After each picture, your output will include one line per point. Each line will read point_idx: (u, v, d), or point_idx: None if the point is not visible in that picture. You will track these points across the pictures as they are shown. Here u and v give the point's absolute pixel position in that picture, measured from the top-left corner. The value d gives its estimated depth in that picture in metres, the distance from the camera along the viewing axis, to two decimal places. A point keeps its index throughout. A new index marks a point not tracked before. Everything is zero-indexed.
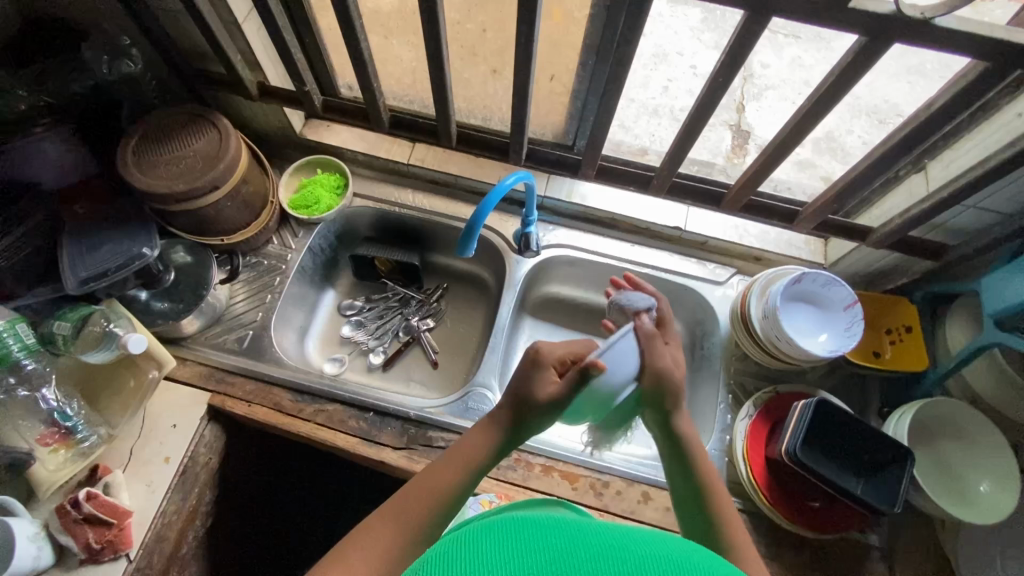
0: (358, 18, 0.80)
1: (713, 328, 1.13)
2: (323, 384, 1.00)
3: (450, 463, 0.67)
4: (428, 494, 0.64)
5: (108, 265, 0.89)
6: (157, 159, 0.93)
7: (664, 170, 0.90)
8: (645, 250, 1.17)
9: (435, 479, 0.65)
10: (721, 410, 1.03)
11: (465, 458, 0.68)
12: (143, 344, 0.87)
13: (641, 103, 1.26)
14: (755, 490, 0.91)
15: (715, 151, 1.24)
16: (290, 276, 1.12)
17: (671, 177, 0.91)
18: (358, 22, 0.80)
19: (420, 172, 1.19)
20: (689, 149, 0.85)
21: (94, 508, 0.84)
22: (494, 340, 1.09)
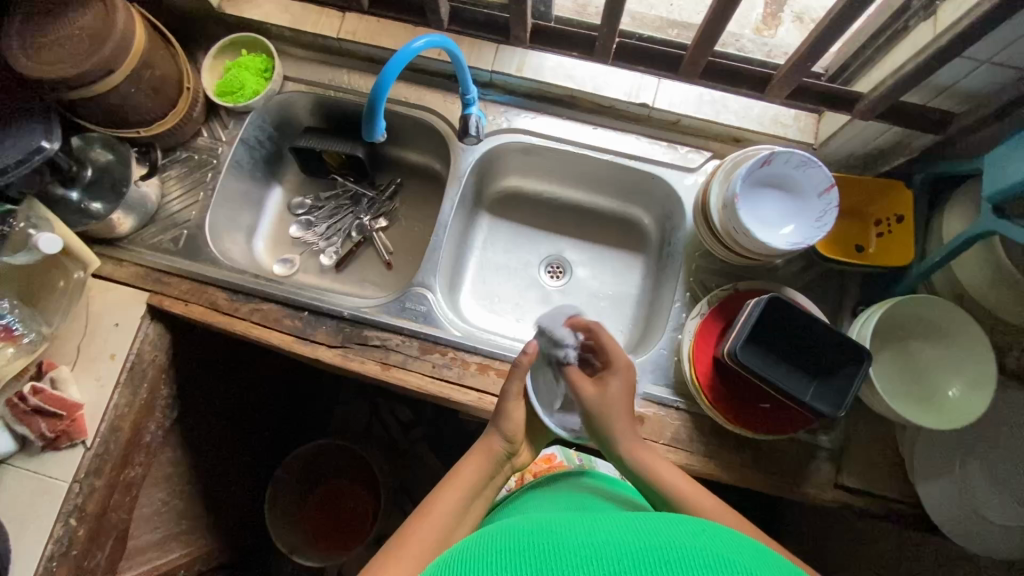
0: None
1: (679, 222, 1.02)
2: (259, 284, 0.97)
3: (455, 488, 0.70)
4: (440, 522, 0.65)
5: (6, 161, 0.83)
6: (42, 39, 0.83)
7: (605, 28, 0.75)
8: (608, 133, 1.03)
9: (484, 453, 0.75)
10: (676, 308, 0.96)
11: (463, 485, 0.71)
12: (57, 245, 0.85)
13: None
14: (697, 391, 0.86)
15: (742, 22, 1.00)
16: (223, 171, 1.05)
17: (615, 38, 0.76)
18: None
19: (353, 48, 1.06)
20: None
21: (42, 401, 0.87)
22: (438, 237, 1.02)
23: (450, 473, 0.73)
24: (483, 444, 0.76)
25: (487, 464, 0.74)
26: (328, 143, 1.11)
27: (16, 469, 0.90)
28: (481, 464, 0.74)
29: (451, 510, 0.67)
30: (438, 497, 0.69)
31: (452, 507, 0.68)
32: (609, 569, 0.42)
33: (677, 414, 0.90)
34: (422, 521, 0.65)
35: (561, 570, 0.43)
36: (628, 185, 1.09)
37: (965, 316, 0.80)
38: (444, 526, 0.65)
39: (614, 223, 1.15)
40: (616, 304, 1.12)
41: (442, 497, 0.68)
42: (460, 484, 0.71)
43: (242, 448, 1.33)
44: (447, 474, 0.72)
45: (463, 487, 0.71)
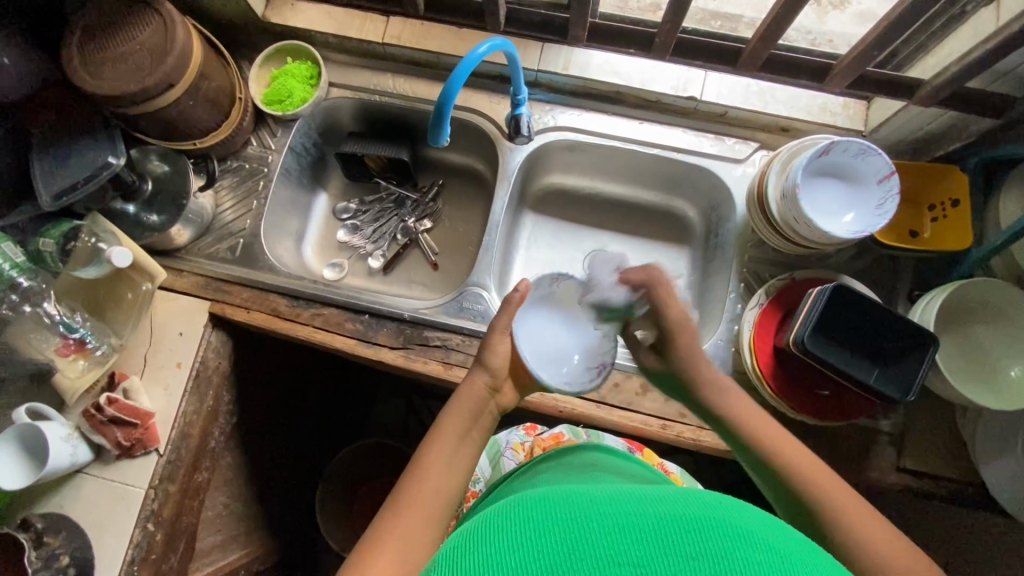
0: None
1: (729, 213, 1.03)
2: (318, 289, 0.99)
3: (443, 436, 0.68)
4: (436, 471, 0.64)
5: (76, 178, 0.85)
6: (104, 55, 0.84)
7: (666, 24, 0.75)
8: (655, 127, 1.04)
9: (471, 394, 0.72)
10: (731, 299, 0.97)
11: (455, 429, 0.69)
12: (128, 258, 0.86)
13: None
14: (760, 380, 0.87)
15: (759, 8, 1.03)
16: (274, 179, 1.07)
17: (676, 33, 0.76)
18: None
19: (397, 52, 1.07)
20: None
21: (117, 411, 0.90)
22: (489, 237, 1.03)
23: (437, 421, 0.70)
24: (470, 385, 0.74)
25: (473, 406, 0.72)
26: (374, 147, 1.12)
27: (92, 477, 0.92)
28: (467, 406, 0.71)
29: (441, 459, 0.65)
30: (431, 445, 0.67)
31: (444, 455, 0.66)
32: (611, 542, 0.41)
33: None
34: (418, 473, 0.64)
35: (560, 541, 0.42)
36: (674, 178, 1.10)
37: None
38: (438, 476, 0.64)
39: (658, 216, 1.16)
40: None
41: (432, 451, 0.66)
42: (448, 429, 0.69)
43: (293, 450, 1.35)
44: (435, 422, 0.70)
45: (450, 432, 0.68)
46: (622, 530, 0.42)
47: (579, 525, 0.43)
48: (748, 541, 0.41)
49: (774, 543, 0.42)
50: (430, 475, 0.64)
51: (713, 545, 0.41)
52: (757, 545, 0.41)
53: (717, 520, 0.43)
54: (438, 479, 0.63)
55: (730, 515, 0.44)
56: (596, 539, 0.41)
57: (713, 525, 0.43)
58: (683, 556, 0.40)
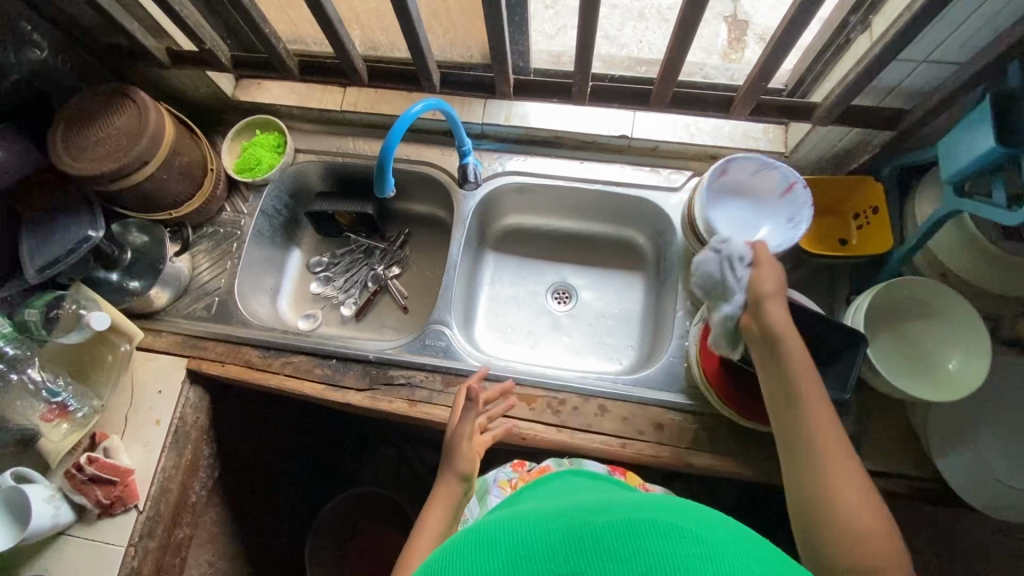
0: None
1: (671, 237, 1.10)
2: (288, 339, 1.04)
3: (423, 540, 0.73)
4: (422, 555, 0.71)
5: (57, 253, 0.93)
6: (85, 141, 0.94)
7: (578, 74, 0.84)
8: (595, 165, 1.12)
9: (450, 485, 0.79)
10: (679, 317, 1.02)
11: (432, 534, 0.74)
12: (106, 321, 0.92)
13: (625, 7, 1.17)
14: (710, 392, 0.90)
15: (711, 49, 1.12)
16: (247, 240, 1.14)
17: (588, 81, 0.86)
18: None
19: (356, 117, 1.17)
20: (594, 44, 0.78)
21: (97, 469, 0.93)
22: (449, 278, 1.10)
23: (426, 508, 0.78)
24: (444, 491, 0.79)
25: (448, 505, 0.77)
26: (340, 204, 1.21)
27: (74, 538, 0.95)
28: (445, 505, 0.77)
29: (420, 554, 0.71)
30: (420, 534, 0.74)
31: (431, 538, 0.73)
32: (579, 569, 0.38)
33: (694, 417, 0.94)
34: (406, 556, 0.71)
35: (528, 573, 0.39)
36: (621, 211, 1.17)
37: (964, 304, 0.84)
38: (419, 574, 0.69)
39: (612, 247, 1.24)
40: (624, 321, 1.18)
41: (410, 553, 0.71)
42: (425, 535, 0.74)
43: (279, 504, 1.36)
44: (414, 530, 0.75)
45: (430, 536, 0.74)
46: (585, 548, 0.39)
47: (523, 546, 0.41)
48: (696, 550, 0.38)
49: (727, 552, 0.38)
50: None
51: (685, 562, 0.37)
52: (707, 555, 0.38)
53: (663, 522, 0.40)
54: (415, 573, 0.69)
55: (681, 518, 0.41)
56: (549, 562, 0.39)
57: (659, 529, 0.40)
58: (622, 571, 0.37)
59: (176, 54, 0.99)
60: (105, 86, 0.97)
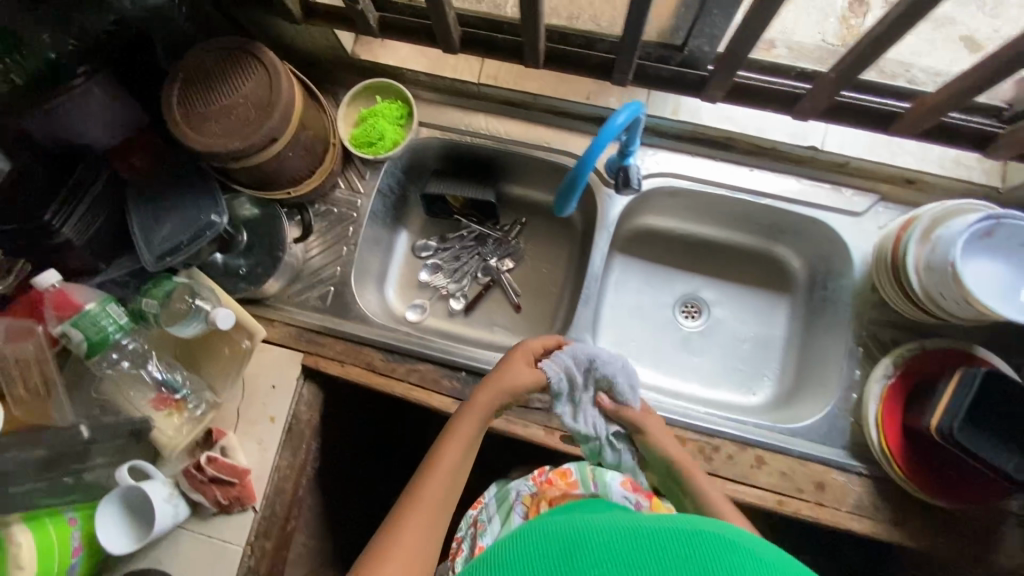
0: None
1: (843, 268, 0.98)
2: (414, 344, 0.96)
3: (447, 455, 0.70)
4: (439, 486, 0.66)
5: (180, 239, 0.83)
6: (208, 109, 0.80)
7: (834, 77, 0.77)
8: (767, 177, 0.97)
9: (473, 411, 0.74)
10: (847, 362, 0.93)
11: (458, 445, 0.71)
12: (232, 320, 0.83)
13: None
14: (889, 459, 0.82)
15: None
16: (364, 223, 1.04)
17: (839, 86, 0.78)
18: None
19: (492, 92, 1.01)
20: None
21: (217, 470, 0.88)
22: (591, 291, 0.98)
23: (445, 430, 0.73)
24: (468, 417, 0.74)
25: (483, 417, 0.74)
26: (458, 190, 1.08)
27: (190, 532, 0.92)
28: (469, 430, 0.73)
29: (446, 472, 0.68)
30: (442, 453, 0.70)
31: (452, 458, 0.69)
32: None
33: (859, 479, 0.87)
34: (422, 480, 0.67)
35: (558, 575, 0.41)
36: (779, 227, 1.05)
37: None
38: (448, 483, 0.67)
39: (757, 262, 1.12)
40: (762, 348, 1.09)
41: (441, 453, 0.70)
42: (457, 441, 0.71)
43: None
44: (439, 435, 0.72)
45: (456, 446, 0.70)
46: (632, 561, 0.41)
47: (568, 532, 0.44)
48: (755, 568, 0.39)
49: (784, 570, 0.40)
50: (434, 482, 0.67)
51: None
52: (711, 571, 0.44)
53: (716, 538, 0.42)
54: (444, 473, 0.67)
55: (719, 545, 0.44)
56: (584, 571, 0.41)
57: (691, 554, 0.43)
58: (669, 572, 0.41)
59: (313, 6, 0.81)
60: (225, 39, 0.83)
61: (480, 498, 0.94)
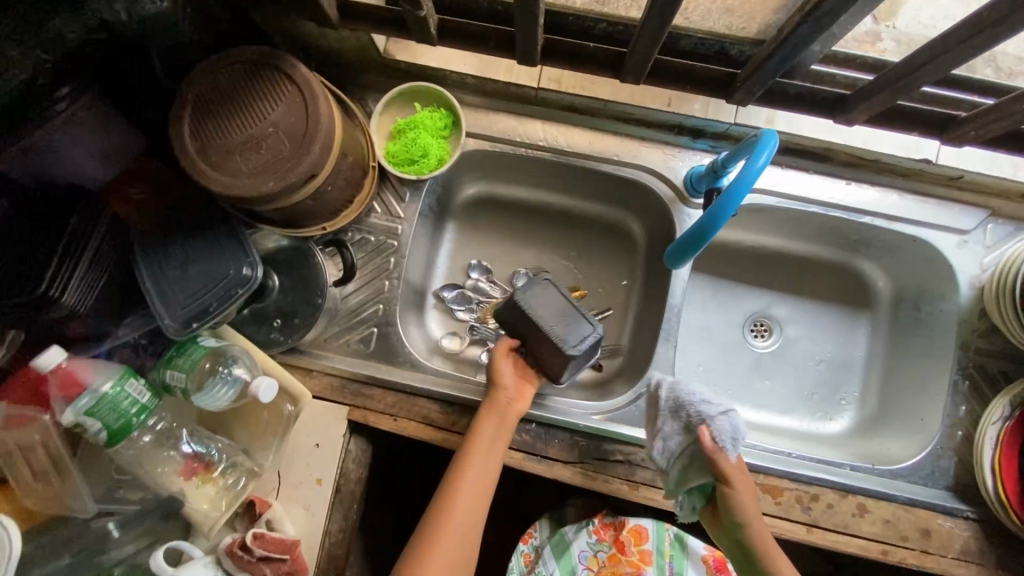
0: None
1: (943, 291, 0.89)
2: (475, 392, 0.86)
3: (468, 474, 0.74)
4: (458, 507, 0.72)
5: (208, 302, 0.69)
6: (231, 142, 0.65)
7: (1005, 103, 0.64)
8: (867, 190, 0.86)
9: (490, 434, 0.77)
10: (951, 397, 0.85)
11: (473, 489, 0.73)
12: (276, 389, 0.71)
13: None
14: (1007, 509, 0.76)
15: None
16: (406, 252, 0.90)
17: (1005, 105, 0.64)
18: None
19: (552, 97, 0.87)
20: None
21: (265, 547, 0.77)
22: (668, 324, 0.88)
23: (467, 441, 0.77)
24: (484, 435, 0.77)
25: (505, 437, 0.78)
26: (554, 316, 0.78)
27: None
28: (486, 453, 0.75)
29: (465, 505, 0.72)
30: (467, 462, 0.75)
31: (474, 477, 0.74)
32: None
33: (966, 523, 0.81)
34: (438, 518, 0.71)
35: None
36: (867, 241, 0.95)
37: None
38: (482, 459, 0.75)
39: (834, 278, 1.03)
40: (841, 370, 1.01)
41: (462, 469, 0.74)
42: (477, 450, 0.76)
43: None
44: (462, 450, 0.76)
45: (472, 465, 0.74)
46: None
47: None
48: None
49: None
50: (473, 465, 0.74)
51: None
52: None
53: None
54: (475, 486, 0.73)
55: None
56: None
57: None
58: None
59: (351, 5, 0.67)
60: (243, 51, 0.67)
61: (531, 532, 0.92)
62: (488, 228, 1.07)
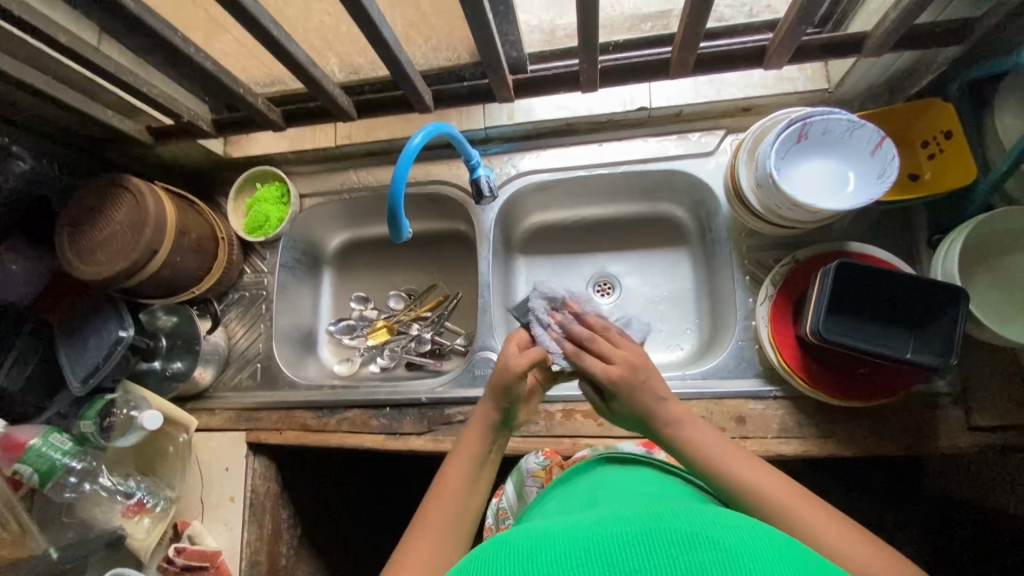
0: (190, 44, 0.74)
1: (714, 207, 1.00)
2: (339, 394, 1.02)
3: (456, 466, 0.68)
4: (450, 497, 0.65)
5: (97, 360, 0.93)
6: (92, 242, 0.91)
7: (584, 64, 0.80)
8: (616, 146, 1.02)
9: (478, 426, 0.71)
10: (740, 294, 0.94)
11: (457, 484, 0.66)
12: (158, 418, 0.91)
13: None
14: (790, 374, 0.83)
15: None
16: (274, 298, 1.12)
17: (594, 68, 0.81)
18: (190, 48, 0.74)
19: (353, 149, 1.10)
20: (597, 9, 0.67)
21: (186, 559, 0.94)
22: (485, 299, 1.04)
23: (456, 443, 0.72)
24: (474, 431, 0.71)
25: (494, 429, 0.71)
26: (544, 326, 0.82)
27: None
28: (472, 448, 0.70)
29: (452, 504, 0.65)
30: (453, 463, 0.69)
31: (463, 475, 0.67)
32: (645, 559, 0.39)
33: (777, 403, 0.87)
34: (431, 510, 0.64)
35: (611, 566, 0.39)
36: (651, 186, 1.08)
37: None
38: (467, 453, 0.69)
39: (650, 225, 1.14)
40: (677, 303, 1.10)
41: (450, 469, 0.68)
42: (466, 448, 0.70)
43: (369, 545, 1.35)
44: (452, 449, 0.71)
45: (461, 463, 0.68)
46: (641, 541, 0.41)
47: (502, 553, 0.43)
48: (721, 549, 0.39)
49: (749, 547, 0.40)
50: (460, 458, 0.69)
51: (692, 557, 0.38)
52: (779, 569, 0.38)
53: (698, 534, 0.41)
54: (463, 478, 0.67)
55: (769, 541, 0.41)
56: (607, 562, 0.39)
57: (728, 548, 0.39)
58: (668, 562, 0.39)
59: (159, 129, 0.94)
60: (96, 179, 0.94)
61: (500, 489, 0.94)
62: (359, 265, 1.27)
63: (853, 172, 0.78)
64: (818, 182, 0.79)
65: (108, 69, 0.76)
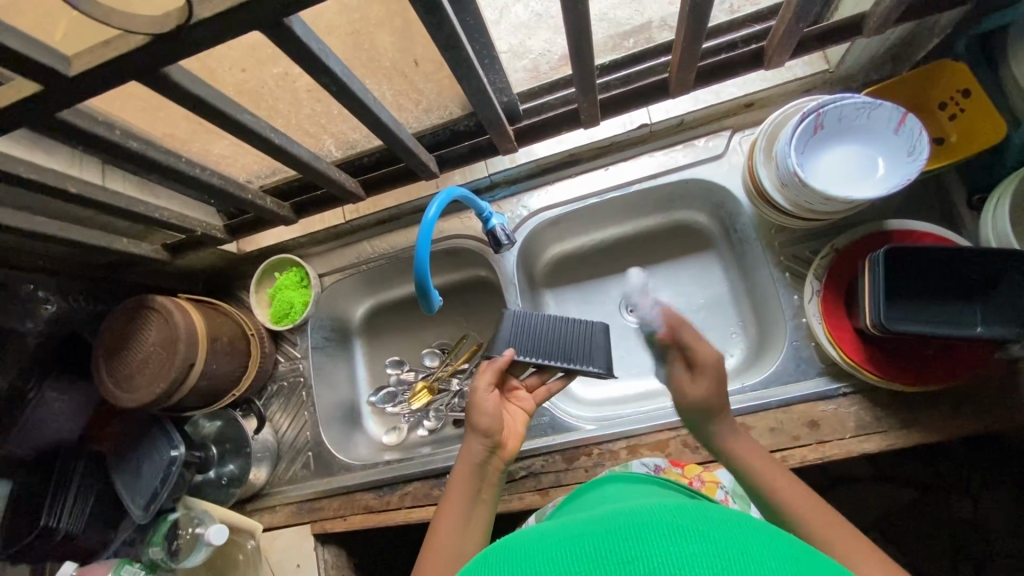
0: (194, 163, 0.74)
1: (736, 208, 0.98)
2: (394, 471, 1.00)
3: (447, 515, 0.66)
4: (445, 547, 0.63)
5: (155, 485, 0.92)
6: (128, 368, 0.91)
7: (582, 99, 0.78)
8: (622, 166, 1.01)
9: (465, 465, 0.70)
10: (782, 293, 0.91)
11: (447, 531, 0.65)
12: (223, 530, 0.90)
13: None
14: (856, 368, 0.79)
15: None
16: (313, 382, 1.11)
17: (593, 100, 0.79)
18: (195, 167, 0.74)
19: (362, 221, 1.10)
20: (590, 46, 0.66)
21: None
22: None
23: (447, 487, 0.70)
24: (461, 472, 0.70)
25: (480, 467, 0.70)
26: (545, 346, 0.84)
27: None
28: (462, 489, 0.68)
29: (450, 543, 0.64)
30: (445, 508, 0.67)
31: (455, 520, 0.66)
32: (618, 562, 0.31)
33: (847, 400, 0.83)
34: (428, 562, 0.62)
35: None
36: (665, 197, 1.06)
37: None
38: (457, 495, 0.68)
39: (672, 236, 1.12)
40: (716, 309, 1.07)
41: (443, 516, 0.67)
42: (456, 493, 0.68)
43: None
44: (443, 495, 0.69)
45: (454, 505, 0.67)
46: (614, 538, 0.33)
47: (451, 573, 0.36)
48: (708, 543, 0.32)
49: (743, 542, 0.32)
50: (450, 501, 0.68)
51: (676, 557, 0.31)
52: (770, 565, 0.30)
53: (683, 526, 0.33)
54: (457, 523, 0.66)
55: (758, 535, 0.33)
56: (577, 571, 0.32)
57: (711, 544, 0.32)
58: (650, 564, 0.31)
59: (174, 243, 0.95)
60: (122, 304, 0.94)
61: None
62: (387, 331, 1.26)
63: (880, 155, 0.75)
64: (844, 171, 0.77)
65: (119, 203, 0.77)
